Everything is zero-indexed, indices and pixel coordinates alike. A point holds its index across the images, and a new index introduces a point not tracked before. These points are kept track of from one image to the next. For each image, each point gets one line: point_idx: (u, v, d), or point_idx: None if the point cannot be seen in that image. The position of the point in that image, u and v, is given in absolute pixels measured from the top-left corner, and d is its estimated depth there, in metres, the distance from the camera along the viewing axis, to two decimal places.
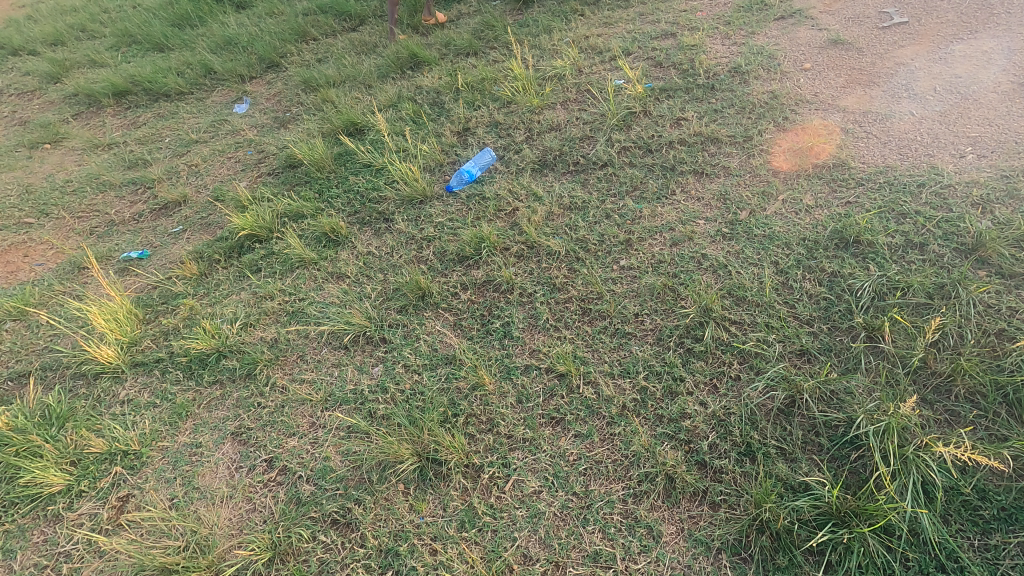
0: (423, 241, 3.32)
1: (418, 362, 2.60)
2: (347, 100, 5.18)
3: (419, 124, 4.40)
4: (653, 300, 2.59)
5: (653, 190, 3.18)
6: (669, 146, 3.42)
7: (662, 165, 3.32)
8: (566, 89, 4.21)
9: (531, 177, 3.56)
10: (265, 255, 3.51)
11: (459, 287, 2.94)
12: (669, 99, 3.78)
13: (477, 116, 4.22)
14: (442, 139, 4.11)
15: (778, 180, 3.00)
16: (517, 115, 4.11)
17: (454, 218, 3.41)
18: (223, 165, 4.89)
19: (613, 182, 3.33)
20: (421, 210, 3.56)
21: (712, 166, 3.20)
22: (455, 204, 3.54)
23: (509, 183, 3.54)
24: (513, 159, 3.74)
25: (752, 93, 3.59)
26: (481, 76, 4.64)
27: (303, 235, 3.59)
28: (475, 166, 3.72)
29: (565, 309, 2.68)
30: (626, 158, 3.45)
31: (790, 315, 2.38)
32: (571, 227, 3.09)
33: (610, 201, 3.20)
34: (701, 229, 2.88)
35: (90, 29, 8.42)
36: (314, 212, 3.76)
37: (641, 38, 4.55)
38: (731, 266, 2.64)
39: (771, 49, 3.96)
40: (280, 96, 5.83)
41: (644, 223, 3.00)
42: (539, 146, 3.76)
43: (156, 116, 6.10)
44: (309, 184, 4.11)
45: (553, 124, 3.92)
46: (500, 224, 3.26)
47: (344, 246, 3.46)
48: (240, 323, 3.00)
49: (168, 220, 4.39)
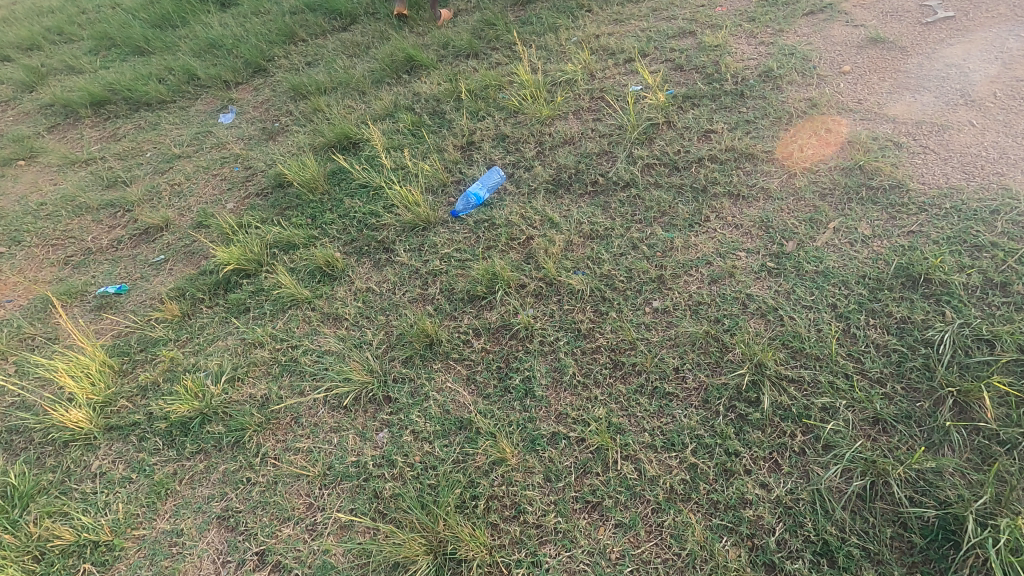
0: (429, 276, 3.00)
1: (428, 428, 2.29)
2: (339, 109, 4.82)
3: (419, 137, 4.05)
4: (695, 351, 2.28)
5: (684, 215, 2.85)
6: (698, 163, 3.08)
7: (692, 185, 2.99)
8: (579, 97, 3.86)
9: (546, 200, 3.23)
10: (254, 294, 3.18)
11: (472, 334, 2.62)
12: (694, 107, 3.44)
13: (482, 129, 3.88)
14: (444, 154, 3.76)
15: (827, 204, 2.67)
16: (526, 127, 3.77)
17: (462, 249, 3.08)
18: (208, 184, 4.53)
19: (638, 206, 3.01)
20: (425, 239, 3.23)
21: (748, 187, 2.87)
22: (463, 232, 3.20)
23: (521, 207, 3.21)
24: (524, 178, 3.40)
25: (786, 100, 3.24)
26: (483, 82, 4.28)
27: (294, 269, 3.26)
28: (482, 187, 3.38)
29: (593, 361, 2.37)
30: (651, 176, 3.12)
31: (858, 372, 2.07)
32: (594, 261, 2.77)
33: (636, 228, 2.88)
34: (743, 262, 2.55)
35: (67, 32, 7.99)
36: (307, 242, 3.43)
37: (658, 38, 4.18)
38: (781, 310, 2.32)
39: (804, 49, 3.61)
40: (267, 104, 5.46)
41: (677, 255, 2.67)
42: (553, 163, 3.42)
43: (137, 128, 5.72)
44: (300, 208, 3.77)
45: (566, 137, 3.58)
46: (513, 256, 2.93)
47: (341, 282, 3.14)
48: (226, 378, 2.67)
49: (148, 247, 4.05)
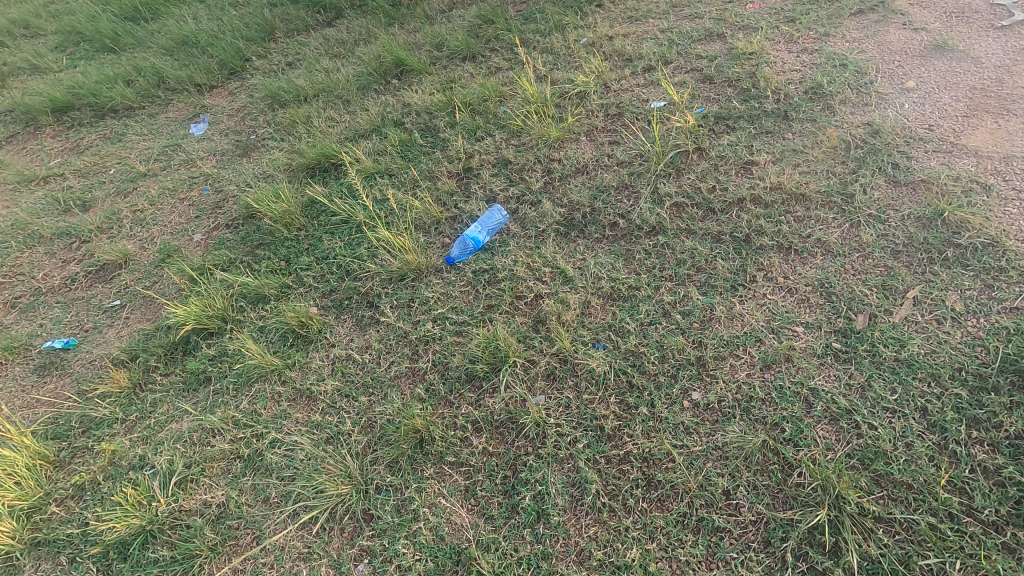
0: (420, 343, 2.53)
1: (418, 565, 1.87)
2: (321, 121, 4.30)
3: (409, 159, 3.55)
4: (750, 469, 1.82)
5: (724, 272, 2.37)
6: (737, 204, 2.59)
7: (731, 233, 2.50)
8: (591, 114, 3.35)
9: (556, 246, 2.75)
10: (216, 360, 2.72)
11: (471, 427, 2.16)
12: (728, 131, 2.94)
13: (481, 152, 3.37)
14: (437, 183, 3.27)
15: (901, 265, 2.19)
16: (531, 151, 3.26)
17: (458, 308, 2.62)
18: (175, 209, 4.05)
19: (667, 257, 2.52)
20: (415, 293, 2.76)
21: (801, 238, 2.39)
22: (460, 285, 2.73)
23: (528, 255, 2.74)
24: (530, 217, 2.91)
25: (840, 125, 2.74)
26: (482, 94, 3.76)
27: (264, 329, 2.80)
28: (481, 228, 2.90)
29: (621, 475, 1.92)
30: (682, 220, 2.63)
31: (966, 512, 1.62)
32: (617, 332, 2.31)
33: (666, 288, 2.40)
34: (802, 342, 2.08)
35: (33, 25, 7.38)
36: (278, 292, 2.95)
37: (681, 41, 3.65)
38: (857, 413, 1.86)
39: (856, 58, 3.08)
40: (243, 112, 4.93)
41: (719, 328, 2.20)
42: (563, 198, 2.93)
43: (102, 139, 5.20)
44: (273, 247, 3.29)
45: (578, 165, 3.08)
46: (520, 321, 2.47)
47: (317, 346, 2.67)
48: (176, 481, 2.24)
49: (105, 287, 3.58)
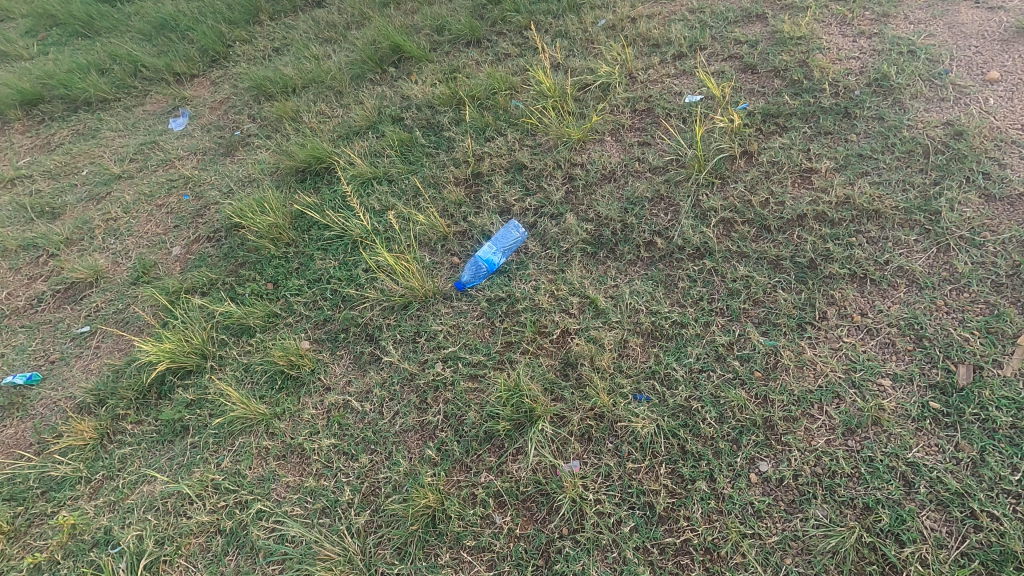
0: (428, 388, 2.18)
1: None
2: (310, 116, 3.88)
3: (411, 163, 3.16)
4: (841, 569, 1.50)
5: (788, 307, 2.00)
6: (798, 222, 2.22)
7: (793, 257, 2.13)
8: (616, 111, 2.95)
9: (583, 270, 2.39)
10: (193, 406, 2.37)
11: (493, 501, 1.83)
12: (779, 132, 2.55)
13: (491, 155, 2.98)
14: (443, 192, 2.88)
15: (1007, 302, 1.84)
16: (549, 154, 2.87)
17: (472, 346, 2.26)
18: (151, 217, 3.65)
19: (716, 286, 2.15)
20: (421, 325, 2.40)
21: (878, 265, 2.02)
22: (473, 317, 2.37)
23: (551, 281, 2.37)
24: (551, 234, 2.54)
25: (914, 125, 2.35)
26: (490, 86, 3.34)
27: (248, 368, 2.44)
28: (496, 249, 2.53)
29: (680, 571, 1.60)
30: (731, 240, 2.26)
31: None
32: (662, 381, 1.96)
33: (718, 326, 2.05)
34: (892, 400, 1.73)
35: (2, 8, 6.86)
36: (264, 323, 2.59)
37: (714, 23, 3.21)
38: (972, 498, 1.52)
39: (924, 43, 2.66)
40: (227, 105, 4.50)
41: (787, 379, 1.85)
42: (589, 212, 2.56)
43: (74, 135, 4.77)
44: (259, 266, 2.91)
45: (604, 172, 2.69)
46: (545, 365, 2.11)
47: (310, 390, 2.32)
48: (145, 565, 1.94)
49: (73, 310, 3.20)
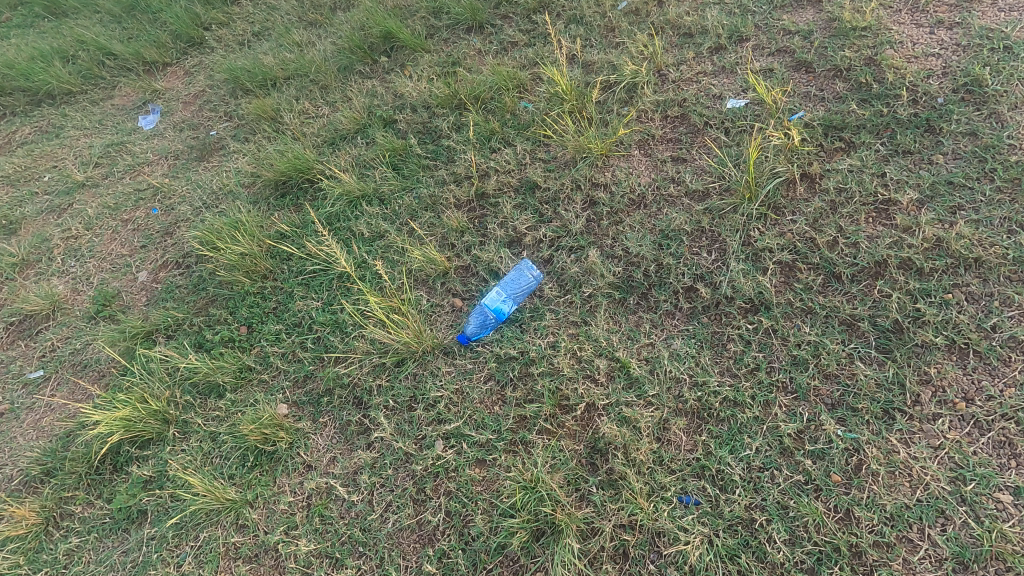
0: (427, 475, 1.83)
1: None
2: (292, 116, 3.43)
3: (405, 177, 2.73)
4: None
5: (870, 387, 1.62)
6: (876, 270, 1.81)
7: (872, 317, 1.73)
8: (644, 120, 2.52)
9: (611, 323, 2.00)
10: (152, 486, 2.03)
11: None
12: (845, 150, 2.12)
13: (498, 171, 2.55)
14: (442, 218, 2.48)
15: None
16: (566, 171, 2.45)
17: (479, 420, 1.89)
18: (116, 235, 3.25)
19: (776, 352, 1.77)
20: (418, 389, 2.03)
21: (983, 333, 1.63)
22: (479, 380, 2.00)
23: (572, 338, 1.99)
24: (571, 275, 2.14)
25: (1017, 146, 1.91)
26: (495, 84, 2.88)
27: (216, 439, 2.09)
28: (505, 294, 2.13)
29: None
30: (792, 290, 1.86)
31: None
32: (714, 481, 1.60)
33: (781, 408, 1.67)
34: (1015, 525, 1.37)
35: None
36: (235, 381, 2.22)
37: (757, 7, 2.72)
38: None
39: (1020, 37, 2.20)
40: (202, 100, 4.04)
41: (874, 487, 1.48)
42: (616, 248, 2.16)
43: (36, 133, 4.31)
44: (230, 303, 2.52)
45: (633, 196, 2.28)
46: (568, 451, 1.75)
47: (287, 470, 1.97)
48: None
49: (27, 347, 2.83)
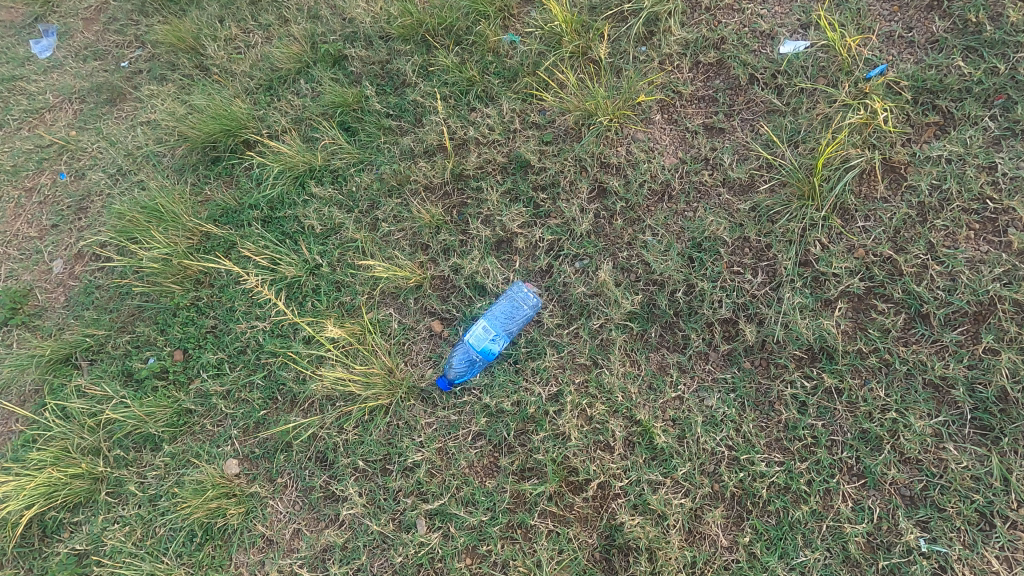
0: (409, 564, 1.53)
1: None
2: (215, 44, 2.69)
3: (361, 145, 2.14)
4: None
5: (965, 481, 1.27)
6: (980, 311, 1.39)
7: (969, 381, 1.35)
8: (667, 68, 1.91)
9: (628, 366, 1.60)
10: (88, 562, 1.73)
11: None
12: (940, 126, 1.59)
13: (479, 142, 1.99)
14: (411, 208, 1.96)
15: None
16: (567, 144, 1.89)
17: (468, 495, 1.56)
18: (20, 210, 2.66)
19: (840, 422, 1.40)
20: (392, 447, 1.67)
21: None
22: (465, 437, 1.64)
23: (580, 387, 1.60)
24: (576, 297, 1.70)
25: None
26: (468, 10, 2.18)
27: (157, 505, 1.76)
28: (498, 324, 1.71)
29: None
30: (863, 334, 1.45)
31: None
32: None
33: (846, 500, 1.34)
34: None
35: None
36: (172, 429, 1.85)
37: None
38: None
39: None
40: (105, 15, 3.20)
41: None
42: (633, 261, 1.70)
43: None
44: (159, 318, 2.05)
45: (654, 185, 1.76)
46: (578, 545, 1.45)
47: (244, 545, 1.68)
48: None
49: None
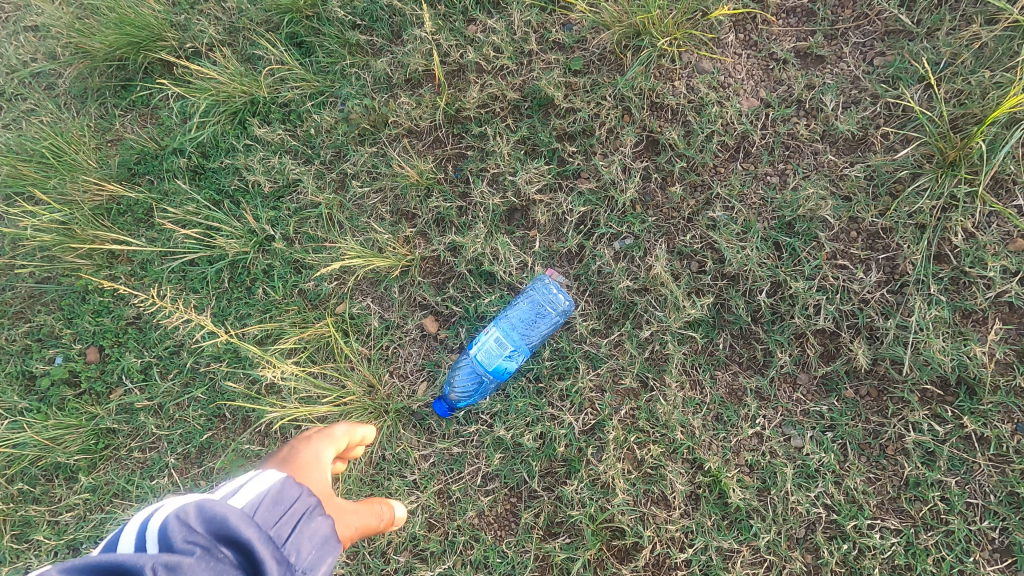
0: None
1: None
2: None
3: (319, 69, 1.57)
4: None
5: None
6: None
7: None
8: None
9: (688, 391, 1.21)
10: None
11: None
12: None
13: (481, 69, 1.45)
14: (390, 162, 1.45)
15: None
16: (604, 74, 1.37)
17: (479, 555, 1.22)
18: None
19: (980, 481, 1.05)
20: (378, 489, 1.28)
21: None
22: (473, 477, 1.26)
23: (625, 418, 1.21)
24: (619, 294, 1.27)
25: None
26: None
27: (79, 555, 1.39)
28: (514, 331, 1.26)
29: None
30: (1019, 363, 1.07)
31: None
32: None
33: None
34: None
35: None
36: (91, 454, 1.45)
37: None
38: None
39: None
40: None
41: None
42: (697, 245, 1.25)
43: None
44: (65, 305, 1.55)
45: (727, 136, 1.28)
46: None
47: None
48: None
49: None
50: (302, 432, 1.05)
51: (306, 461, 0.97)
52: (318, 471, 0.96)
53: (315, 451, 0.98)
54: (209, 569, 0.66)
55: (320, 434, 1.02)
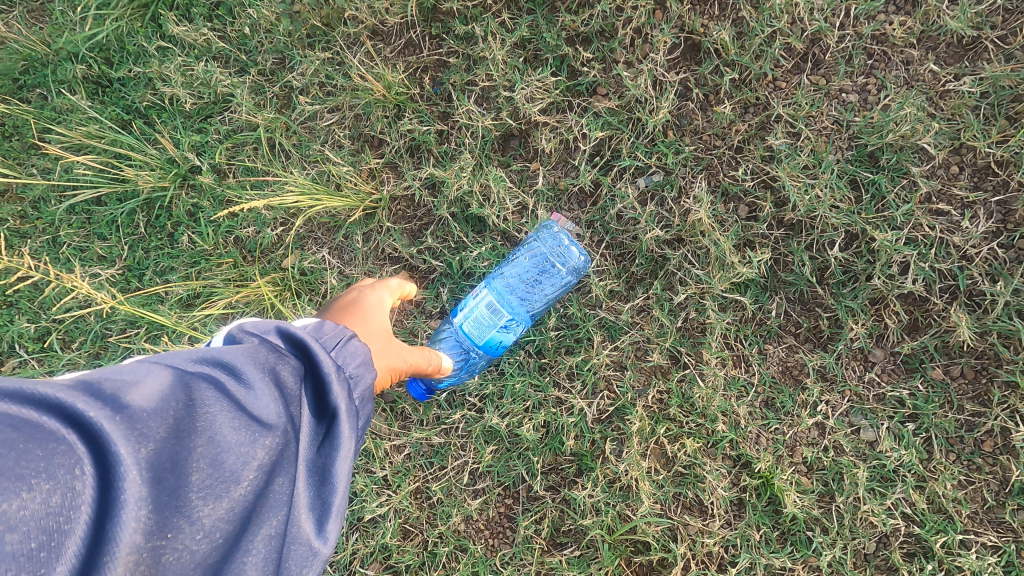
0: None
1: None
2: None
3: None
4: None
5: None
6: None
7: None
8: None
9: (731, 370, 0.95)
10: None
11: None
12: None
13: None
14: (348, 72, 1.11)
15: None
16: None
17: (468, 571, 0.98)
18: None
19: None
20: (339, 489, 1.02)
21: None
22: (459, 475, 1.01)
23: (652, 405, 0.96)
24: (646, 247, 0.99)
25: None
26: None
27: None
28: (517, 292, 0.99)
29: None
30: None
31: None
32: None
33: None
34: None
35: None
36: None
37: None
38: None
39: None
40: None
41: None
42: (749, 184, 0.96)
43: None
44: None
45: (794, 39, 0.96)
46: None
47: None
48: None
49: None
50: (361, 283, 0.97)
51: (368, 303, 0.86)
52: (379, 314, 0.85)
53: (377, 294, 0.88)
54: (270, 361, 0.53)
55: (378, 283, 0.92)
